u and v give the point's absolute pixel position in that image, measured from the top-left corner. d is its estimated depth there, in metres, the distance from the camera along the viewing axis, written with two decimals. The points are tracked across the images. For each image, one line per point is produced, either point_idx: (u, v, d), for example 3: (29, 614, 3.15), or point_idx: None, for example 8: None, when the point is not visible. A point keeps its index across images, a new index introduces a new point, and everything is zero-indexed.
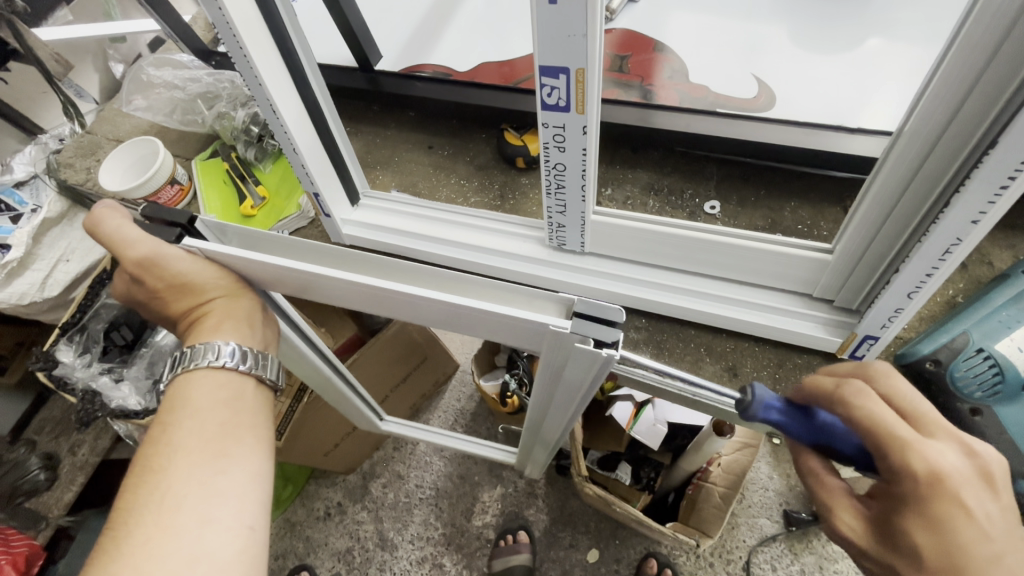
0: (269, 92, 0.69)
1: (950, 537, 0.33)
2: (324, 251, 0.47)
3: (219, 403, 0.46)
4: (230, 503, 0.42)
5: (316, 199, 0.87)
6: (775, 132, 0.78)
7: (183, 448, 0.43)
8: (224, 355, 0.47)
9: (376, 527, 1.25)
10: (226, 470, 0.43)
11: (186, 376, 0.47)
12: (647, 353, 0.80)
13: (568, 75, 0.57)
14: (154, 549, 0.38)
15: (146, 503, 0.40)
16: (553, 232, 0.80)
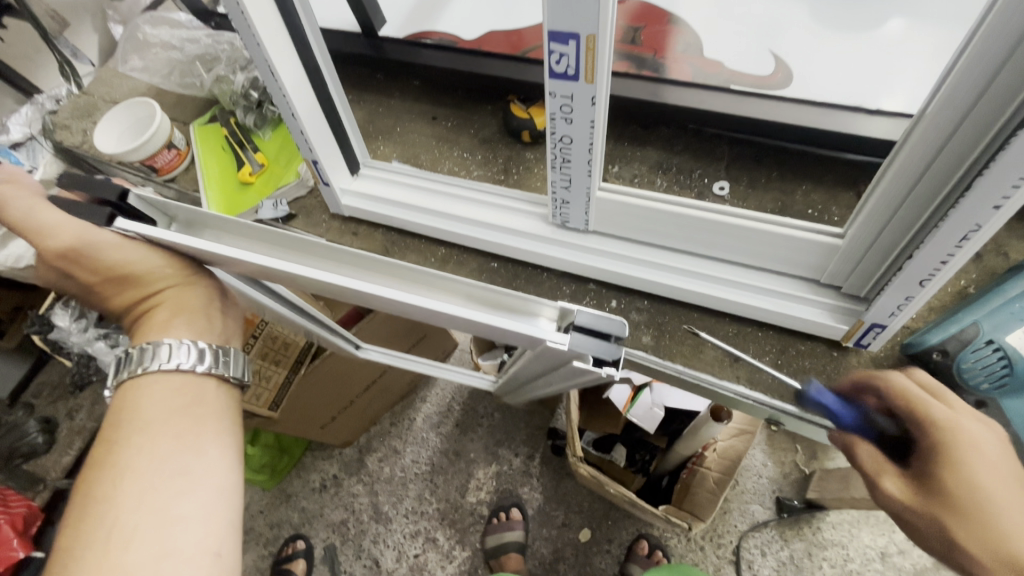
0: (267, 52, 0.67)
1: (970, 473, 0.46)
2: (284, 240, 0.57)
3: (170, 420, 0.59)
4: (193, 504, 0.57)
5: (315, 167, 0.85)
6: (791, 112, 0.75)
7: (134, 475, 0.56)
8: (176, 356, 0.61)
9: (370, 500, 1.54)
10: (182, 487, 0.57)
11: (137, 376, 0.61)
12: (648, 336, 0.79)
13: (579, 41, 0.55)
14: (114, 563, 0.52)
15: (100, 530, 0.53)
16: (557, 209, 0.77)
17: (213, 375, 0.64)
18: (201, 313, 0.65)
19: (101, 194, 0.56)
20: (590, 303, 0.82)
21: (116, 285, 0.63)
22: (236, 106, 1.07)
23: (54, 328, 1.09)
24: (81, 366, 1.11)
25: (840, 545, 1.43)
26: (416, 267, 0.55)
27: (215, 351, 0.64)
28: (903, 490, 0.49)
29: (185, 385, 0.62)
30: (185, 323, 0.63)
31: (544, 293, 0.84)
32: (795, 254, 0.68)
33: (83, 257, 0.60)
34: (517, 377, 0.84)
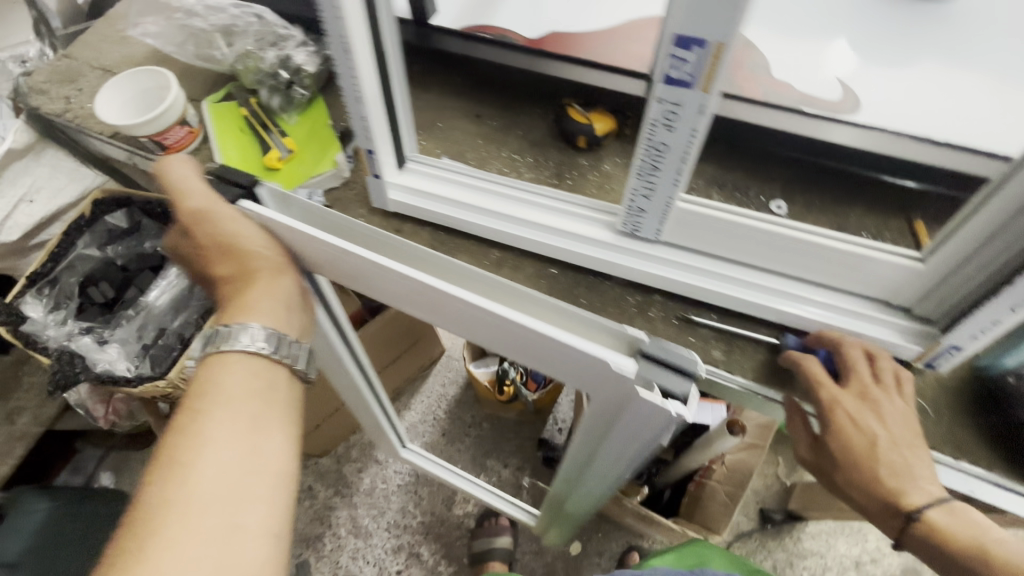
0: (347, 27, 0.61)
1: (843, 441, 0.65)
2: (379, 242, 0.66)
3: (248, 403, 0.65)
4: (257, 484, 0.63)
5: (369, 157, 0.79)
6: (861, 136, 0.77)
7: (214, 445, 0.62)
8: (257, 340, 0.66)
9: (350, 514, 1.48)
10: (254, 463, 0.63)
11: (224, 355, 0.67)
12: (718, 352, 0.75)
13: (705, 49, 0.54)
14: (192, 521, 0.57)
15: (181, 490, 0.58)
16: (630, 217, 0.76)
17: (285, 365, 0.70)
18: (281, 305, 0.69)
19: (236, 179, 0.67)
20: (656, 315, 0.78)
21: (223, 254, 0.67)
22: (260, 84, 0.97)
23: (26, 321, 0.95)
24: (65, 360, 0.88)
25: (819, 554, 1.53)
26: (499, 279, 0.61)
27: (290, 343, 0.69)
28: (806, 450, 0.69)
29: (271, 373, 0.69)
30: (272, 306, 0.68)
31: (607, 303, 0.80)
32: (868, 274, 0.69)
33: (206, 227, 0.66)
34: (572, 458, 0.84)
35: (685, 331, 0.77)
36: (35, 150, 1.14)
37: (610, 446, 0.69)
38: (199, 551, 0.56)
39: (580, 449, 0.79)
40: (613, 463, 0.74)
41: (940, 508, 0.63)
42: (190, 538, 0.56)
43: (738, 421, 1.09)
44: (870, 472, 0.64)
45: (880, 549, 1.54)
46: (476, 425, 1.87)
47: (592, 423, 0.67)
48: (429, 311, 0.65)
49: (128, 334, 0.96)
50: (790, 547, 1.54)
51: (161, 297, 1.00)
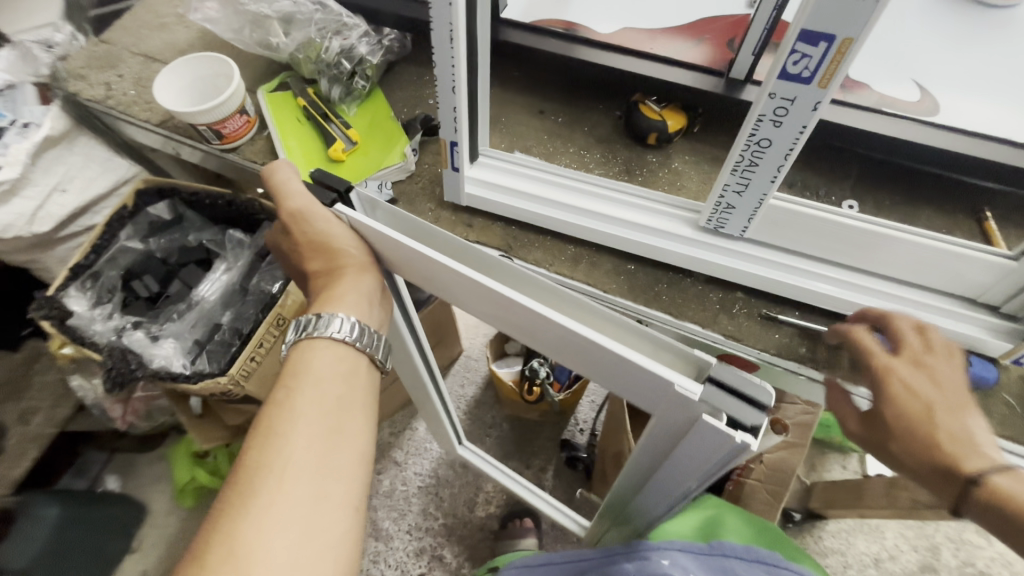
0: (455, 14, 0.61)
1: (895, 404, 0.56)
2: (467, 254, 0.60)
3: (333, 383, 0.60)
4: (343, 466, 0.57)
5: (451, 150, 0.78)
6: (941, 137, 0.78)
7: (303, 422, 0.56)
8: (343, 330, 0.60)
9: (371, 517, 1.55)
10: (339, 445, 0.58)
11: (311, 341, 0.60)
12: (803, 349, 0.76)
13: (833, 44, 0.54)
14: (280, 502, 0.52)
15: (270, 466, 0.54)
16: (717, 213, 0.76)
17: (367, 355, 0.63)
18: (366, 301, 0.63)
19: (333, 183, 0.61)
20: (740, 312, 0.79)
21: (315, 249, 0.63)
22: (320, 74, 0.95)
23: (72, 316, 0.91)
24: (119, 357, 0.84)
25: (840, 552, 1.56)
26: (588, 303, 0.55)
27: (375, 333, 0.63)
28: (855, 430, 0.60)
29: (353, 357, 0.62)
30: (359, 300, 0.62)
31: (689, 299, 0.81)
32: (958, 272, 0.69)
33: (299, 224, 0.62)
34: (616, 492, 0.84)
35: (770, 327, 0.78)
36: (69, 137, 1.10)
37: (666, 470, 0.64)
38: (284, 533, 0.51)
39: (634, 473, 0.73)
40: (671, 488, 0.68)
41: (1004, 475, 0.52)
42: (276, 519, 0.52)
43: (781, 421, 1.08)
44: (928, 438, 0.53)
45: (898, 547, 1.57)
46: (497, 426, 1.85)
47: (651, 447, 0.63)
48: (526, 335, 0.60)
49: (181, 330, 0.93)
50: (811, 545, 1.57)
51: (213, 290, 0.97)
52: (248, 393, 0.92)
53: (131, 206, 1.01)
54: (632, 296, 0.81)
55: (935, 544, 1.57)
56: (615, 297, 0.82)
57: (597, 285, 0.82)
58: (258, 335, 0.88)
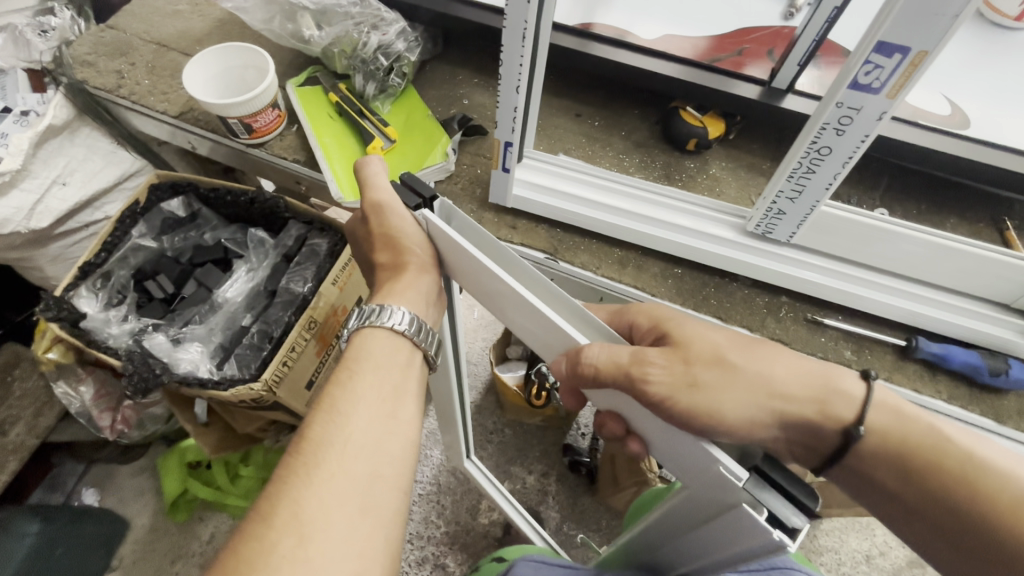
0: (532, 12, 0.59)
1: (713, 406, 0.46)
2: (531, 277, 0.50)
3: (392, 364, 0.54)
4: (399, 452, 0.52)
5: (504, 150, 0.77)
6: (972, 149, 0.81)
7: (364, 403, 0.51)
8: (403, 323, 0.54)
9: None
10: (396, 430, 0.52)
11: (372, 330, 0.55)
12: (848, 352, 0.78)
13: (908, 56, 0.56)
14: (338, 482, 0.47)
15: (330, 444, 0.49)
16: (766, 219, 0.77)
17: (421, 350, 0.57)
18: (427, 301, 0.57)
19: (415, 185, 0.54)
20: (787, 316, 0.81)
21: (386, 244, 0.58)
22: (354, 69, 0.92)
23: (84, 318, 0.86)
24: (140, 362, 0.79)
25: (834, 550, 1.61)
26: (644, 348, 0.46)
27: (431, 330, 0.57)
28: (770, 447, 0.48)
29: (407, 346, 0.56)
30: (420, 299, 0.56)
31: (736, 303, 0.81)
32: (995, 281, 0.71)
33: (381, 215, 0.58)
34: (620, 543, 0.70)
35: (816, 331, 0.79)
36: (71, 127, 1.03)
37: (683, 540, 0.54)
38: (339, 514, 0.46)
39: (645, 535, 0.61)
40: (684, 558, 0.58)
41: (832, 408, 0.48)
42: (330, 500, 0.46)
43: None
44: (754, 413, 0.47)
45: (887, 543, 1.63)
46: (498, 431, 1.82)
47: (665, 514, 0.52)
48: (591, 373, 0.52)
49: (203, 333, 0.88)
50: (808, 545, 1.62)
51: (237, 291, 0.93)
52: (278, 400, 0.87)
53: (143, 202, 0.95)
54: (680, 299, 0.81)
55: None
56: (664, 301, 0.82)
57: (644, 289, 0.82)
58: (291, 339, 0.84)
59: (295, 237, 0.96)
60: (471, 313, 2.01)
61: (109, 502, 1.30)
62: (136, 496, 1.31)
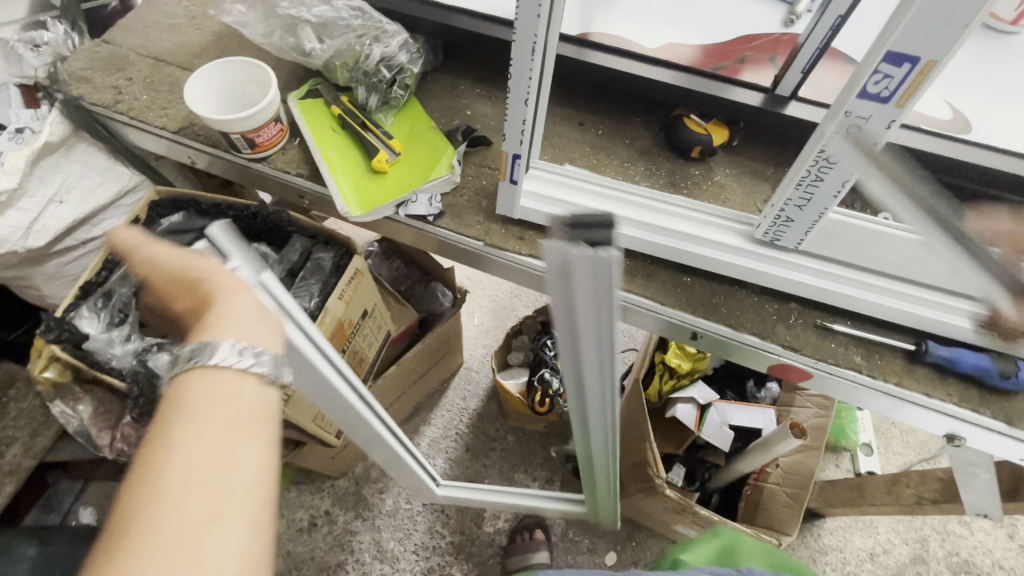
0: (541, 27, 0.60)
1: None
2: None
3: (227, 398, 0.41)
4: (238, 499, 0.38)
5: (511, 163, 0.77)
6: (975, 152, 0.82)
7: (182, 451, 0.38)
8: (223, 350, 0.42)
9: (373, 537, 1.59)
10: (231, 473, 0.38)
11: (183, 372, 0.42)
12: (858, 358, 0.78)
13: (916, 66, 0.57)
14: (153, 563, 0.34)
15: (134, 519, 0.35)
16: (775, 225, 0.77)
17: (260, 374, 0.44)
18: (252, 319, 0.45)
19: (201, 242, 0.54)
20: (796, 322, 0.80)
21: (175, 288, 0.49)
22: (357, 81, 0.91)
23: (86, 338, 0.84)
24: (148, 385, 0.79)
25: (838, 549, 1.63)
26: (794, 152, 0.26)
27: (264, 350, 0.44)
28: None
29: (242, 373, 0.43)
30: (234, 319, 0.44)
31: (746, 310, 0.82)
32: None
33: (150, 268, 0.50)
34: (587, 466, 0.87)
35: (826, 337, 0.79)
36: (67, 143, 1.01)
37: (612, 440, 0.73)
38: None
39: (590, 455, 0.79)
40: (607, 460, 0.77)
41: None
42: None
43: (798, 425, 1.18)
44: None
45: (890, 540, 1.64)
46: (501, 439, 1.82)
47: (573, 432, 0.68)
48: None
49: None
50: (812, 545, 1.64)
51: None
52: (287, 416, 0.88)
53: (143, 219, 0.94)
54: (690, 308, 0.82)
55: (923, 536, 1.65)
56: (672, 309, 0.82)
57: (653, 298, 0.82)
58: None
59: (300, 251, 0.95)
60: (470, 321, 2.01)
61: None
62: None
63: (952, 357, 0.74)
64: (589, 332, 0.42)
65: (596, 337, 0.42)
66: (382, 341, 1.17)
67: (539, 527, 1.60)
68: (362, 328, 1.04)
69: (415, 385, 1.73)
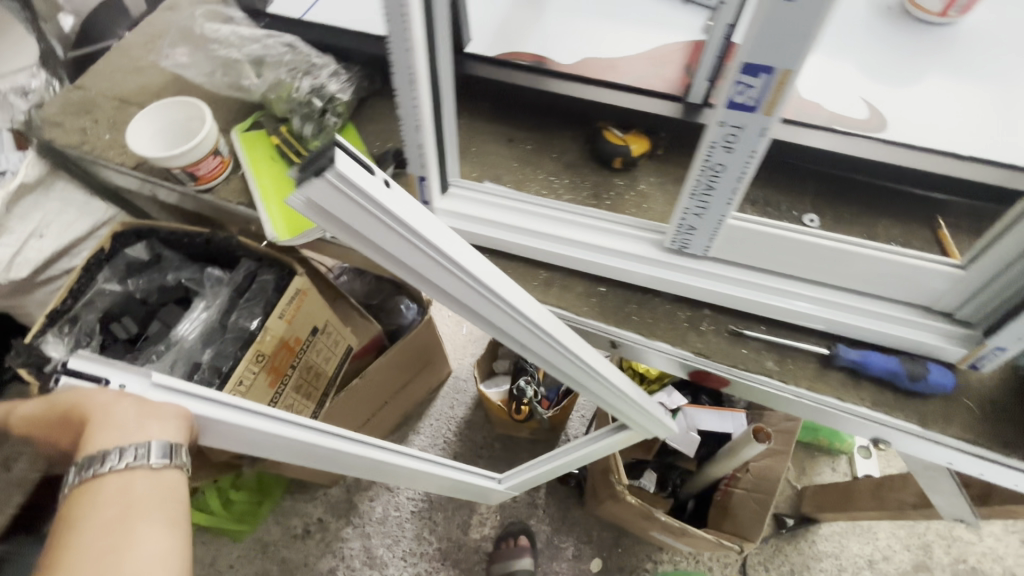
0: (415, 59, 0.63)
1: None
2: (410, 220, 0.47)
3: (116, 498, 0.51)
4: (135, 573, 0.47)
5: (420, 184, 0.81)
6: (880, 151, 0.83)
7: (80, 553, 0.47)
8: (110, 457, 0.51)
9: (364, 545, 1.61)
10: (125, 555, 0.47)
11: (80, 488, 0.51)
12: (770, 362, 0.78)
13: (773, 76, 0.57)
14: None
15: None
16: (680, 234, 0.78)
17: (146, 467, 0.52)
18: (129, 425, 0.52)
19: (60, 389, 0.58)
20: (708, 328, 0.81)
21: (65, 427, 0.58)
22: (292, 112, 0.96)
23: (49, 361, 0.91)
24: None
25: (834, 556, 1.57)
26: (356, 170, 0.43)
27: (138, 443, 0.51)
28: None
29: (128, 473, 0.52)
30: (108, 430, 0.51)
31: (659, 318, 0.83)
32: (916, 283, 0.72)
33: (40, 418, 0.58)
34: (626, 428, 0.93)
35: (737, 343, 0.79)
36: (46, 182, 1.10)
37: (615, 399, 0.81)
38: None
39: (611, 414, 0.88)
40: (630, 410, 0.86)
41: None
42: None
43: (764, 429, 1.15)
44: None
45: (891, 547, 1.58)
46: (488, 446, 1.84)
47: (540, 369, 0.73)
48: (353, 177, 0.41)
49: (161, 369, 0.92)
50: (806, 552, 1.58)
51: (192, 330, 0.96)
52: None
53: (108, 249, 1.01)
54: (604, 317, 0.83)
55: (927, 542, 1.59)
56: (587, 319, 0.83)
57: (568, 309, 0.84)
58: (237, 374, 0.89)
59: (246, 273, 1.00)
60: (458, 330, 2.05)
61: None
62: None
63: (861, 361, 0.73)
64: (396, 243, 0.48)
65: (403, 242, 0.47)
66: (343, 355, 1.21)
67: (524, 533, 1.60)
68: (314, 344, 1.09)
69: (398, 396, 1.75)
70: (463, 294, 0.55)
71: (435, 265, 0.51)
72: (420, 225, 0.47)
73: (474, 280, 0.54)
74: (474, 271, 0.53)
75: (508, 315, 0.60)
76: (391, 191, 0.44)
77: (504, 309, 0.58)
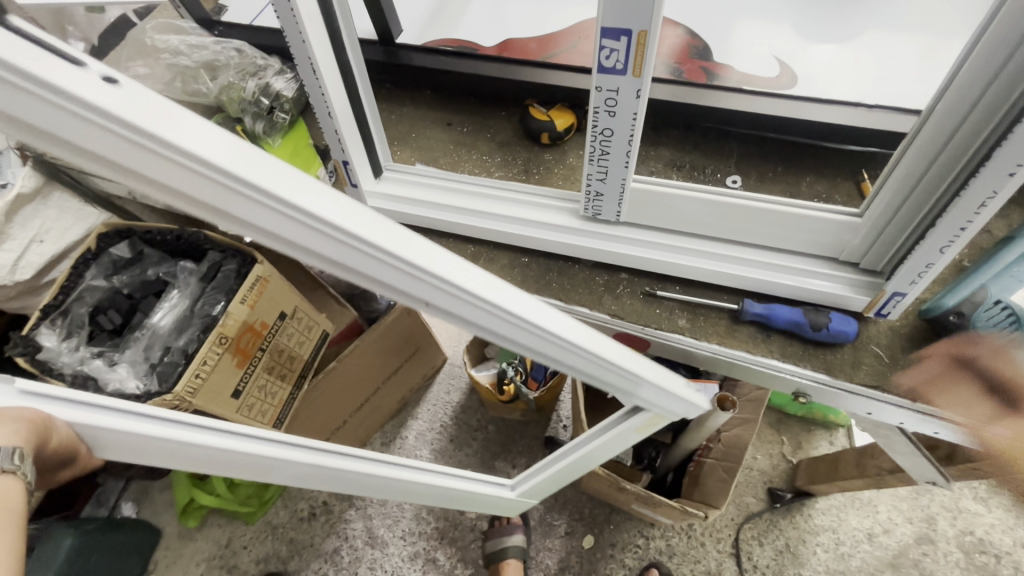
0: (311, 50, 0.69)
1: None
2: (210, 140, 0.31)
3: None
4: None
5: (345, 168, 0.87)
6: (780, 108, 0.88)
7: None
8: None
9: (365, 526, 1.48)
10: None
11: None
12: (683, 320, 0.80)
13: (630, 37, 0.58)
14: None
15: None
16: (591, 201, 0.80)
17: None
18: None
19: None
20: (624, 292, 0.84)
21: None
22: (245, 112, 1.03)
23: (43, 351, 1.01)
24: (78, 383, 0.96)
25: (831, 529, 1.40)
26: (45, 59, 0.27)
27: None
28: None
29: None
30: None
31: (579, 284, 0.86)
32: (821, 235, 0.73)
33: None
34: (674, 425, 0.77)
35: (651, 303, 0.82)
36: (43, 192, 1.22)
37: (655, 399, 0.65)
38: None
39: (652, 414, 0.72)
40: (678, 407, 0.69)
41: None
42: None
43: (730, 397, 1.11)
44: None
45: (892, 519, 1.41)
46: (482, 429, 1.74)
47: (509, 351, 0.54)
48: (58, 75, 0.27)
49: (137, 354, 1.03)
50: (802, 525, 1.42)
51: (166, 317, 1.06)
52: (197, 407, 1.01)
53: (94, 249, 1.11)
54: (525, 284, 0.87)
55: (931, 514, 1.41)
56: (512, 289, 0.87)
57: None
58: (199, 355, 0.97)
59: (211, 263, 1.10)
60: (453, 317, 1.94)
61: (144, 513, 1.52)
62: (166, 508, 1.52)
63: (767, 313, 0.76)
64: (224, 194, 0.32)
65: (223, 187, 0.32)
66: (319, 341, 1.27)
67: (517, 511, 1.45)
68: (283, 329, 1.15)
69: (394, 380, 1.61)
70: (305, 239, 0.36)
71: (221, 189, 0.32)
72: (162, 125, 0.29)
73: (304, 212, 0.34)
74: (368, 224, 0.37)
75: (397, 270, 0.40)
76: (120, 92, 0.29)
77: (377, 254, 0.37)
